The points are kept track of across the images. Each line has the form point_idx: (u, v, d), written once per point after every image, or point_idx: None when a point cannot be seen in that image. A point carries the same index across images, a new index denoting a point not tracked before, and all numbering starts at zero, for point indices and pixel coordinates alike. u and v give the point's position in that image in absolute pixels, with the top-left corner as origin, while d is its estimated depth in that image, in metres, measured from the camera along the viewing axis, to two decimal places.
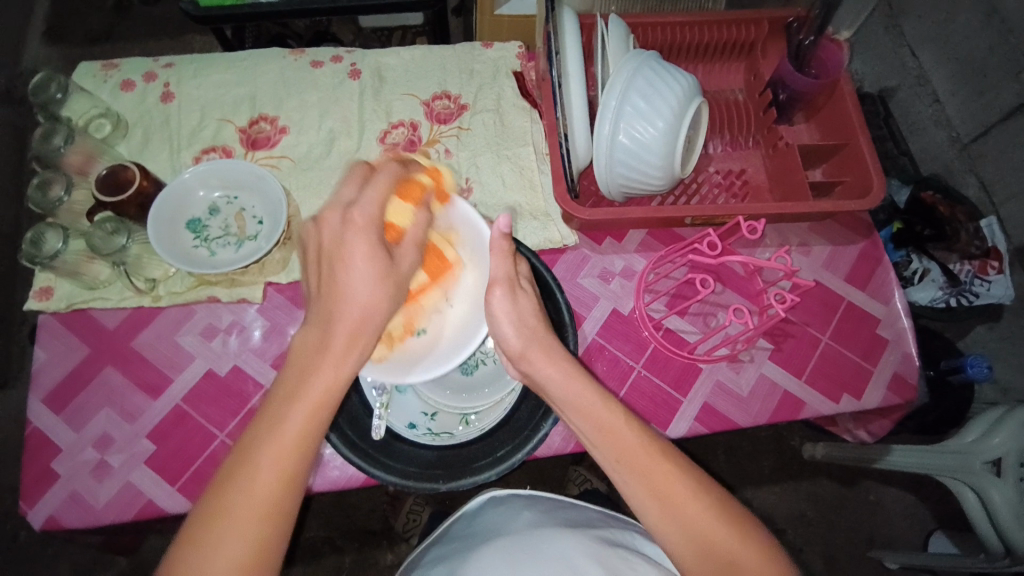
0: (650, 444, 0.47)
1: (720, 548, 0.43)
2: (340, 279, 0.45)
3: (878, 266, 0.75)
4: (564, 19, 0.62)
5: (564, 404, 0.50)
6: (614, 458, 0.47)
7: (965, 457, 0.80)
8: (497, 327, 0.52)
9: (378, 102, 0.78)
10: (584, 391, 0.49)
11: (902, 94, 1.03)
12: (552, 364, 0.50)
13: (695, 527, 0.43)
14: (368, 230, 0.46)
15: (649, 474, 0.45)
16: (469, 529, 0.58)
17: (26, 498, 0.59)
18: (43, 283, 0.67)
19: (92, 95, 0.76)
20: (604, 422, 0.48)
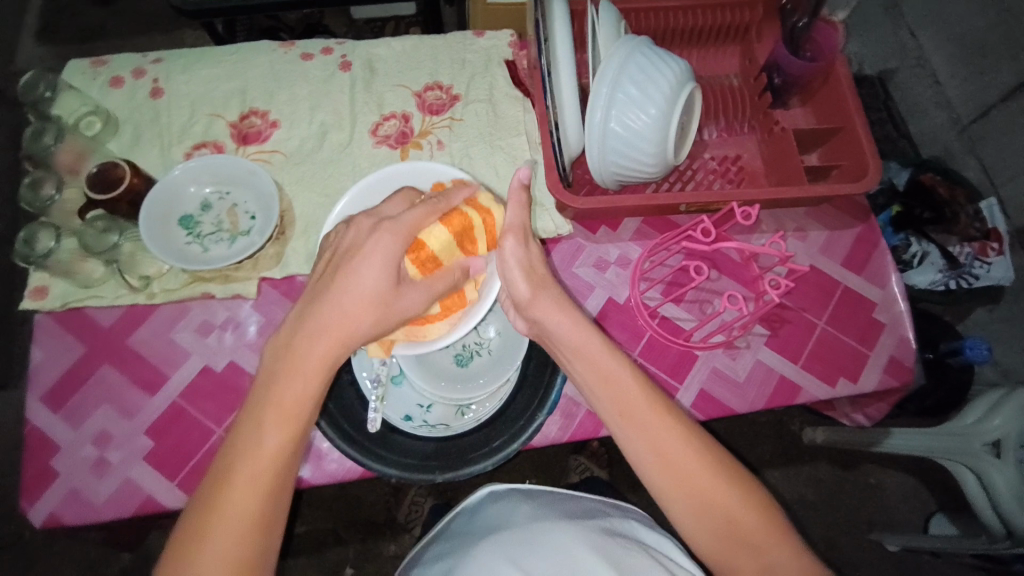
0: (653, 399, 0.47)
1: (717, 503, 0.44)
2: (332, 289, 0.46)
3: (875, 250, 0.74)
4: (554, 4, 0.61)
5: (569, 352, 0.51)
6: (616, 409, 0.48)
7: (965, 439, 0.79)
8: (507, 274, 0.54)
9: (370, 93, 0.78)
10: (589, 342, 0.50)
11: (903, 75, 1.02)
12: (562, 313, 0.52)
13: (695, 483, 0.44)
14: (383, 244, 0.47)
15: (654, 433, 0.46)
16: (471, 523, 0.58)
17: (27, 495, 0.60)
18: (38, 283, 0.67)
19: (81, 94, 0.75)
20: (607, 372, 0.49)
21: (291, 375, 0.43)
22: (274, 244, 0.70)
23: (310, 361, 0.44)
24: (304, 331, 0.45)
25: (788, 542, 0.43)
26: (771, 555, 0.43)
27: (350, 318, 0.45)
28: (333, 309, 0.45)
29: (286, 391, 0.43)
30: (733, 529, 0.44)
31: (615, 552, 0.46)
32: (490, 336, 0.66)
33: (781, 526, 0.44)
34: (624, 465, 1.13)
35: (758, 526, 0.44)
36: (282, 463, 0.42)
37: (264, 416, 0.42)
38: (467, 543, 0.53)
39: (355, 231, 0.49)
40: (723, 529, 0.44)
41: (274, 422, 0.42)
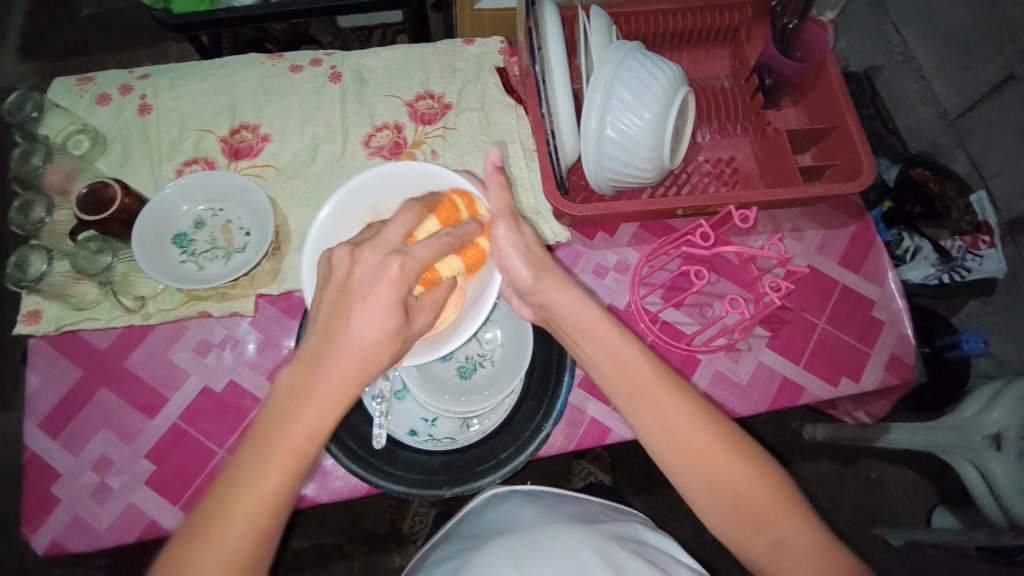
0: (659, 371, 0.47)
1: (723, 480, 0.44)
2: (352, 320, 0.42)
3: (871, 248, 0.74)
4: (545, 13, 0.61)
5: (573, 331, 0.51)
6: (620, 384, 0.48)
7: (965, 432, 0.80)
8: (506, 260, 0.53)
9: (361, 104, 0.77)
10: (591, 317, 0.50)
11: (889, 71, 1.03)
12: (567, 302, 0.51)
13: (702, 457, 0.44)
14: (401, 274, 0.43)
15: (661, 410, 0.46)
16: (473, 526, 0.57)
17: (29, 524, 0.59)
18: (31, 307, 0.66)
19: (68, 112, 0.74)
20: (614, 351, 0.49)
21: (293, 417, 0.40)
22: (270, 259, 0.69)
23: (314, 405, 0.40)
24: (309, 370, 0.41)
25: (798, 520, 0.43)
26: (779, 528, 0.43)
27: (371, 342, 0.42)
28: (346, 344, 0.42)
29: (282, 435, 0.39)
30: (740, 502, 0.43)
31: (620, 559, 0.46)
32: (494, 346, 0.66)
33: (791, 500, 0.44)
34: (626, 468, 1.13)
35: (769, 500, 0.43)
36: (273, 509, 0.39)
37: (254, 460, 0.39)
38: (470, 547, 0.52)
39: (370, 257, 0.44)
40: (730, 502, 0.44)
41: (264, 467, 0.39)
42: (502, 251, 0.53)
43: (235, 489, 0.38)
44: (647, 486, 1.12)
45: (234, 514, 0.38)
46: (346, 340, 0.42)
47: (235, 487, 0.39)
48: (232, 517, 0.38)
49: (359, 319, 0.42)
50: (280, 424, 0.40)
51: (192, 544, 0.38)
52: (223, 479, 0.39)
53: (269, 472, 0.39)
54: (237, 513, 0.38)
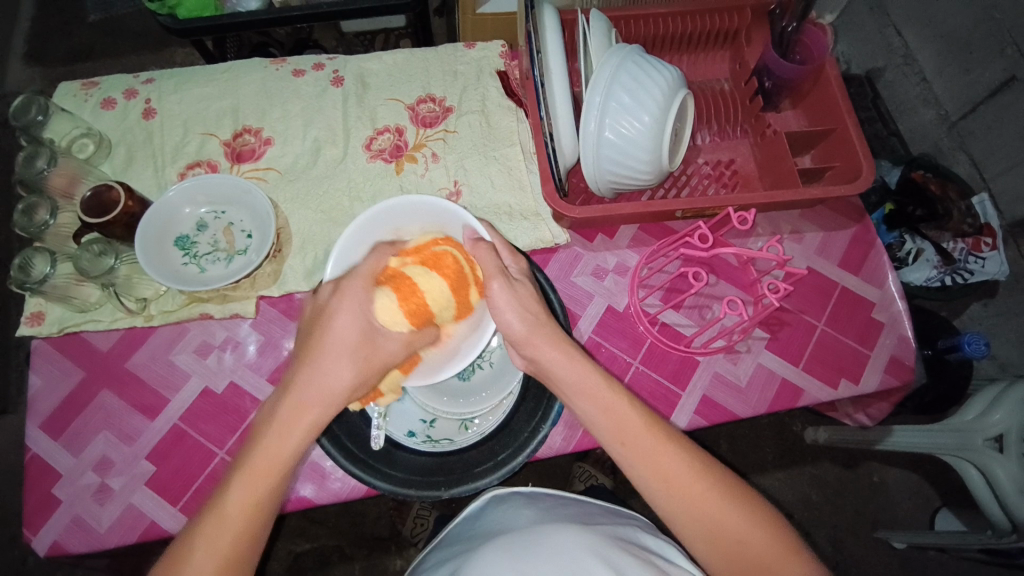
0: (654, 428, 0.48)
1: (724, 528, 0.44)
2: (320, 336, 0.50)
3: (871, 250, 0.74)
4: (544, 16, 0.62)
5: (565, 386, 0.51)
6: (615, 436, 0.48)
7: (967, 435, 0.80)
8: (500, 316, 0.53)
9: (363, 107, 0.78)
10: (584, 374, 0.50)
11: (890, 74, 1.03)
12: (556, 348, 0.51)
13: (703, 509, 0.45)
14: (360, 304, 0.51)
15: (655, 460, 0.46)
16: (471, 529, 0.57)
17: (29, 526, 0.59)
18: (34, 308, 0.67)
19: (72, 116, 0.75)
20: (604, 403, 0.49)
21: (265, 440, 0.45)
22: (271, 262, 0.70)
23: (283, 428, 0.46)
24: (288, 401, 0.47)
25: (801, 562, 0.44)
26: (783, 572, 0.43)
27: (342, 363, 0.48)
28: (317, 376, 0.48)
29: (256, 459, 0.45)
30: (742, 550, 0.44)
31: (618, 560, 0.46)
32: (493, 347, 0.66)
33: (789, 543, 0.44)
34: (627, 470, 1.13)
35: (770, 548, 0.43)
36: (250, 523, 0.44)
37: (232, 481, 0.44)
38: (468, 549, 0.52)
39: (330, 285, 0.53)
40: (734, 552, 0.44)
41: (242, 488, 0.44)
42: (496, 309, 0.53)
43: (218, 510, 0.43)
44: None
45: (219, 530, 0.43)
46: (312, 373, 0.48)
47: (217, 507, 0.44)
48: (220, 524, 0.43)
49: (334, 350, 0.49)
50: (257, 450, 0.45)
51: (178, 561, 0.42)
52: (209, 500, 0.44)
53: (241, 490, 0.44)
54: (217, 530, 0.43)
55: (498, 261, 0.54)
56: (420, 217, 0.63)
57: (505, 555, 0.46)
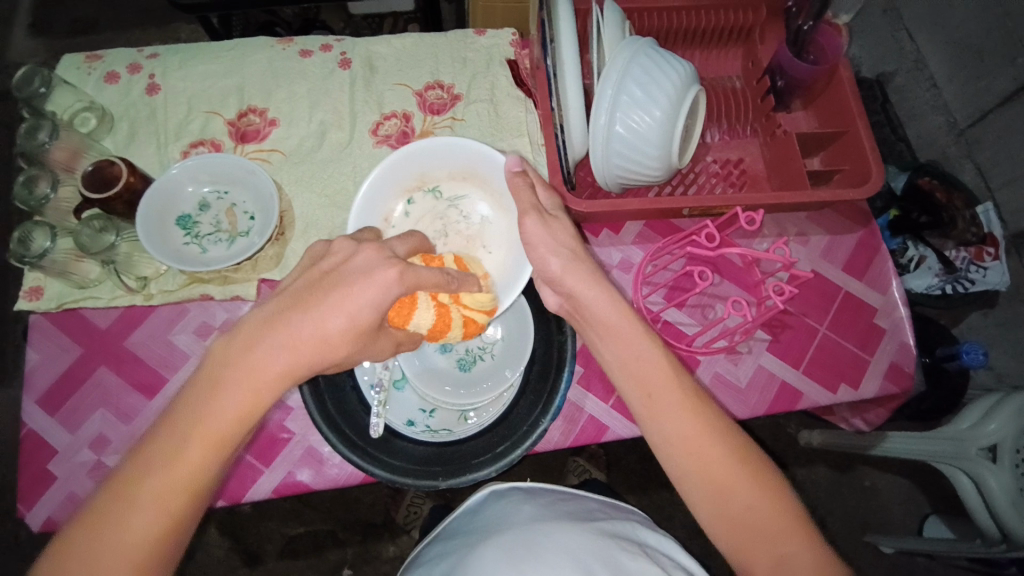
0: (681, 384, 0.47)
1: (736, 494, 0.43)
2: (338, 297, 0.43)
3: (876, 256, 0.74)
4: (558, 6, 0.61)
5: (600, 328, 0.51)
6: (638, 386, 0.48)
7: (960, 444, 0.80)
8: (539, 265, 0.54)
9: (370, 92, 0.77)
10: (617, 320, 0.50)
11: (901, 78, 1.01)
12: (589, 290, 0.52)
13: (718, 473, 0.44)
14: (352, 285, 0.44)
15: (675, 416, 0.45)
16: (471, 522, 0.58)
17: (23, 501, 0.59)
18: (33, 282, 0.66)
19: (75, 89, 0.74)
20: (636, 350, 0.49)
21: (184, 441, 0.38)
22: (274, 244, 0.69)
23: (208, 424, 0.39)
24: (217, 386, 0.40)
25: (805, 536, 0.43)
26: (786, 545, 0.42)
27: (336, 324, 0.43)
28: (321, 317, 0.43)
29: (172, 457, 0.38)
30: (748, 517, 0.43)
31: (614, 556, 0.46)
32: (494, 339, 0.66)
33: (796, 515, 0.43)
34: (621, 466, 1.13)
35: (778, 516, 0.43)
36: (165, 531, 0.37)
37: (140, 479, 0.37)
38: (468, 541, 0.52)
39: (370, 250, 0.46)
40: (740, 518, 0.43)
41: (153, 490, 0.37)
42: None
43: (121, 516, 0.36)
44: (642, 484, 1.12)
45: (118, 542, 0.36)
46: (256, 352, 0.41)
47: (122, 513, 0.36)
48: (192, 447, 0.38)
49: (300, 329, 0.42)
50: (172, 447, 0.38)
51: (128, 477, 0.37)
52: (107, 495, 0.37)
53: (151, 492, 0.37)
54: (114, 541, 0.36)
55: (536, 201, 0.55)
56: (452, 161, 0.67)
57: (505, 552, 0.46)
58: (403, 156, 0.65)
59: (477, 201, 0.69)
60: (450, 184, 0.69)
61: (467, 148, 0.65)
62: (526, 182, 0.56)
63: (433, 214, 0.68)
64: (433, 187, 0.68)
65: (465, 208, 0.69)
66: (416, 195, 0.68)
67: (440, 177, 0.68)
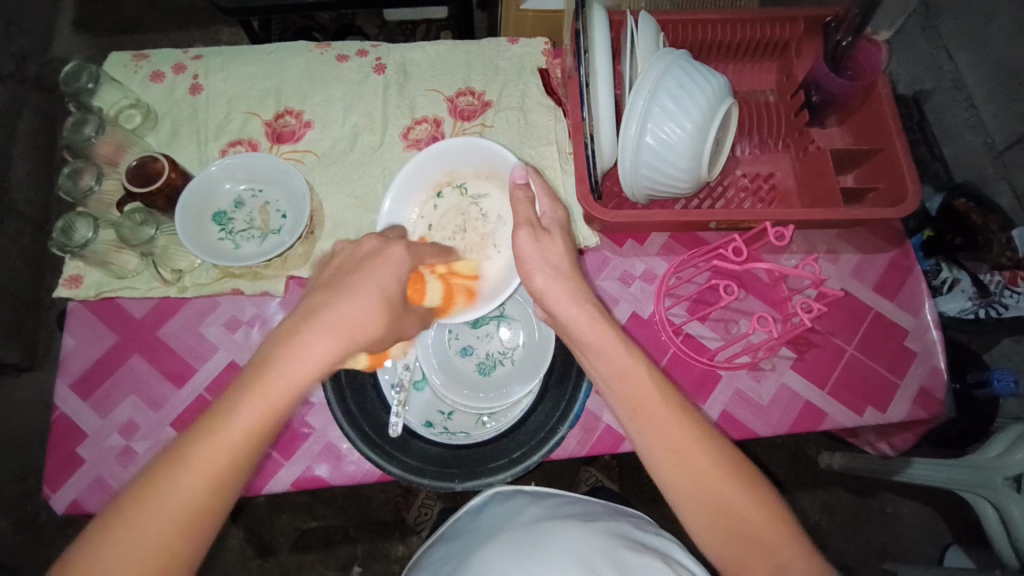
0: (667, 397, 0.46)
1: (727, 505, 0.42)
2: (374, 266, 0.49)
3: (909, 277, 0.73)
4: (594, 17, 0.61)
5: (584, 345, 0.51)
6: (625, 399, 0.47)
7: (986, 473, 0.77)
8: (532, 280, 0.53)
9: (403, 97, 0.78)
10: (604, 333, 0.50)
11: (938, 97, 0.97)
12: (577, 307, 0.51)
13: (708, 484, 0.43)
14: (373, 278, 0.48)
15: (661, 427, 0.45)
16: (475, 524, 0.58)
17: (49, 483, 0.61)
18: (73, 271, 0.69)
19: (121, 86, 0.77)
20: (619, 365, 0.48)
21: (227, 422, 0.39)
22: (303, 243, 0.71)
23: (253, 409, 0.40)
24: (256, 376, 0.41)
25: (802, 544, 0.41)
26: (783, 552, 0.41)
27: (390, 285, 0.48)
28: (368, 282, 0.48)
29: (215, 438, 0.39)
30: (742, 528, 0.42)
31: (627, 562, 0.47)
32: (517, 346, 0.66)
33: (789, 522, 0.42)
34: (634, 479, 1.12)
35: (769, 523, 0.41)
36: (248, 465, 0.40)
37: (177, 463, 0.38)
38: (472, 543, 0.53)
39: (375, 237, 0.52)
40: (733, 530, 0.42)
41: (192, 473, 0.38)
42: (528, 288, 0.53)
43: (183, 469, 0.38)
44: (654, 497, 1.11)
45: (163, 512, 0.37)
46: (321, 331, 0.43)
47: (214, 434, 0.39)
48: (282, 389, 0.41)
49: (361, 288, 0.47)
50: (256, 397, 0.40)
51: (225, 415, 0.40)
52: (151, 470, 0.38)
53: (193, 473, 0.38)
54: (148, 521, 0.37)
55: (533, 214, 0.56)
56: (478, 159, 0.68)
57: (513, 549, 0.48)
58: (432, 152, 0.67)
59: (497, 202, 0.69)
60: (476, 183, 0.70)
61: (492, 148, 0.66)
62: (524, 196, 0.57)
63: (454, 211, 0.70)
64: (460, 184, 0.70)
65: (485, 207, 0.69)
66: (445, 189, 0.70)
67: (467, 175, 0.70)
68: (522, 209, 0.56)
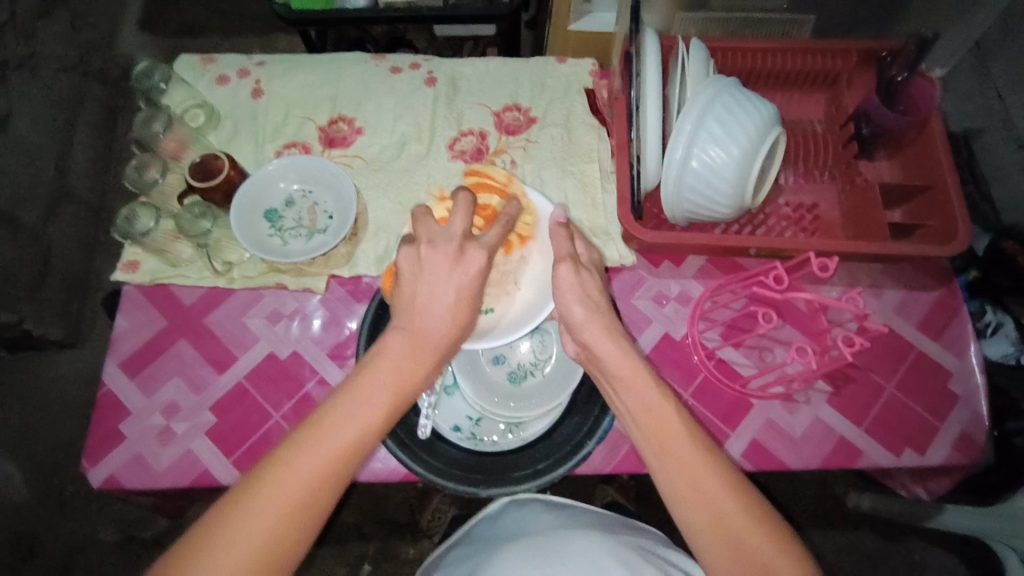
0: (693, 434, 0.45)
1: (751, 551, 0.41)
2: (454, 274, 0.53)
3: (955, 317, 0.70)
4: (646, 41, 0.63)
5: (613, 378, 0.50)
6: (651, 435, 0.47)
7: (1016, 523, 0.76)
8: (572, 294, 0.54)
9: (451, 109, 0.81)
10: (634, 368, 0.50)
11: (988, 137, 0.94)
12: (610, 340, 0.52)
13: (732, 528, 0.42)
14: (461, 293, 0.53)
15: (686, 464, 0.44)
16: (493, 529, 0.60)
17: (92, 456, 0.63)
18: (131, 257, 0.72)
19: (190, 87, 0.81)
20: (646, 400, 0.48)
21: (349, 408, 0.45)
22: (346, 244, 0.73)
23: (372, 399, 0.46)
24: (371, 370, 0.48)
25: None
26: None
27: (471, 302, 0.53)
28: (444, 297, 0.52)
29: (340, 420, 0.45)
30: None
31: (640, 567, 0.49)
32: (548, 358, 0.67)
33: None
34: (652, 503, 1.10)
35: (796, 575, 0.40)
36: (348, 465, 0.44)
37: (310, 440, 0.43)
38: (493, 546, 0.56)
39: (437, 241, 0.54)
40: None
41: (321, 449, 0.43)
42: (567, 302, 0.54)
43: (294, 465, 0.43)
44: (672, 524, 1.08)
45: (275, 507, 0.41)
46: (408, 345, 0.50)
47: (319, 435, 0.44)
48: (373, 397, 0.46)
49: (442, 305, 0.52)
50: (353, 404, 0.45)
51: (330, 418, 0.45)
52: (265, 466, 0.43)
53: (321, 451, 0.43)
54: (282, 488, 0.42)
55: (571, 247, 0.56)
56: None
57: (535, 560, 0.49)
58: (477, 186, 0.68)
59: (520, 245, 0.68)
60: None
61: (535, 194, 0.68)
62: (565, 234, 0.58)
63: None
64: None
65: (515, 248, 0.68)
66: None
67: None
68: (561, 245, 0.57)
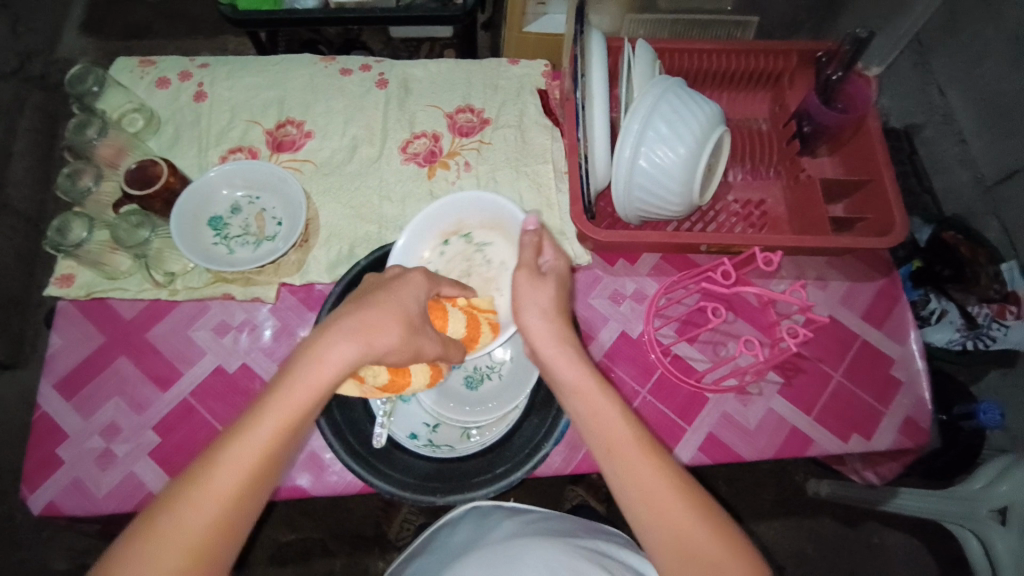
0: (644, 438, 0.45)
1: (695, 548, 0.41)
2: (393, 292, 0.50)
3: (896, 306, 0.73)
4: (592, 41, 0.63)
5: (564, 386, 0.50)
6: (603, 439, 0.46)
7: (971, 504, 0.78)
8: (521, 310, 0.54)
9: (403, 111, 0.80)
10: (583, 375, 0.49)
11: (929, 131, 0.99)
12: (562, 348, 0.51)
13: (678, 529, 0.41)
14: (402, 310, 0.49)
15: (634, 469, 0.44)
16: (451, 541, 0.60)
17: (27, 483, 0.60)
18: (65, 270, 0.69)
19: (126, 90, 0.78)
20: (596, 406, 0.47)
21: (263, 424, 0.40)
22: (297, 251, 0.71)
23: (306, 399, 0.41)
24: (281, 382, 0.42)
25: None
26: None
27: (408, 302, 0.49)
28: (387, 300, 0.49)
29: (263, 433, 0.40)
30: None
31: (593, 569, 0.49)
32: (502, 361, 0.67)
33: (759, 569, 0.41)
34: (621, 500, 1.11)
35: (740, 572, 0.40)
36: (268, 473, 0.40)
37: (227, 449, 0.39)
38: (450, 558, 0.55)
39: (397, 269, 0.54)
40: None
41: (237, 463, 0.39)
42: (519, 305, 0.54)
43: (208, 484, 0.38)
44: None
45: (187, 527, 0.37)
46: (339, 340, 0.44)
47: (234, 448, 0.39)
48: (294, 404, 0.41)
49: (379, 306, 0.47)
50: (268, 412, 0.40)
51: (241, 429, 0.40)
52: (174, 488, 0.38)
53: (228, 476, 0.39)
54: (185, 525, 0.37)
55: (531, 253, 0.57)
56: (485, 209, 0.68)
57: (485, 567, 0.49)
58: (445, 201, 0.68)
59: (501, 251, 0.69)
60: (482, 232, 0.70)
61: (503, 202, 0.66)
62: (532, 242, 0.57)
63: (460, 259, 0.69)
64: (467, 233, 0.70)
65: (488, 254, 0.69)
66: (452, 238, 0.70)
67: (474, 225, 0.70)
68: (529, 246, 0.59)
